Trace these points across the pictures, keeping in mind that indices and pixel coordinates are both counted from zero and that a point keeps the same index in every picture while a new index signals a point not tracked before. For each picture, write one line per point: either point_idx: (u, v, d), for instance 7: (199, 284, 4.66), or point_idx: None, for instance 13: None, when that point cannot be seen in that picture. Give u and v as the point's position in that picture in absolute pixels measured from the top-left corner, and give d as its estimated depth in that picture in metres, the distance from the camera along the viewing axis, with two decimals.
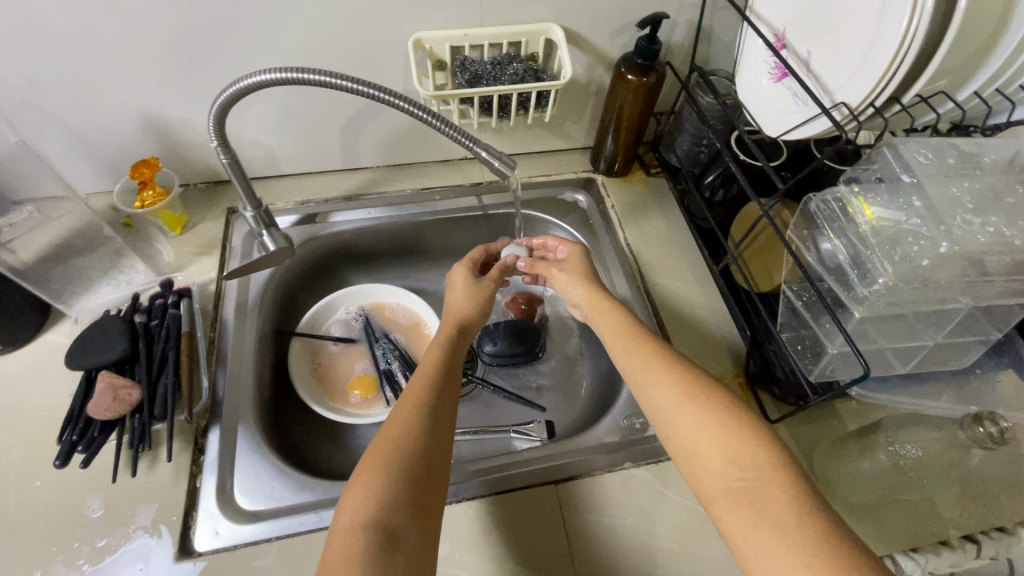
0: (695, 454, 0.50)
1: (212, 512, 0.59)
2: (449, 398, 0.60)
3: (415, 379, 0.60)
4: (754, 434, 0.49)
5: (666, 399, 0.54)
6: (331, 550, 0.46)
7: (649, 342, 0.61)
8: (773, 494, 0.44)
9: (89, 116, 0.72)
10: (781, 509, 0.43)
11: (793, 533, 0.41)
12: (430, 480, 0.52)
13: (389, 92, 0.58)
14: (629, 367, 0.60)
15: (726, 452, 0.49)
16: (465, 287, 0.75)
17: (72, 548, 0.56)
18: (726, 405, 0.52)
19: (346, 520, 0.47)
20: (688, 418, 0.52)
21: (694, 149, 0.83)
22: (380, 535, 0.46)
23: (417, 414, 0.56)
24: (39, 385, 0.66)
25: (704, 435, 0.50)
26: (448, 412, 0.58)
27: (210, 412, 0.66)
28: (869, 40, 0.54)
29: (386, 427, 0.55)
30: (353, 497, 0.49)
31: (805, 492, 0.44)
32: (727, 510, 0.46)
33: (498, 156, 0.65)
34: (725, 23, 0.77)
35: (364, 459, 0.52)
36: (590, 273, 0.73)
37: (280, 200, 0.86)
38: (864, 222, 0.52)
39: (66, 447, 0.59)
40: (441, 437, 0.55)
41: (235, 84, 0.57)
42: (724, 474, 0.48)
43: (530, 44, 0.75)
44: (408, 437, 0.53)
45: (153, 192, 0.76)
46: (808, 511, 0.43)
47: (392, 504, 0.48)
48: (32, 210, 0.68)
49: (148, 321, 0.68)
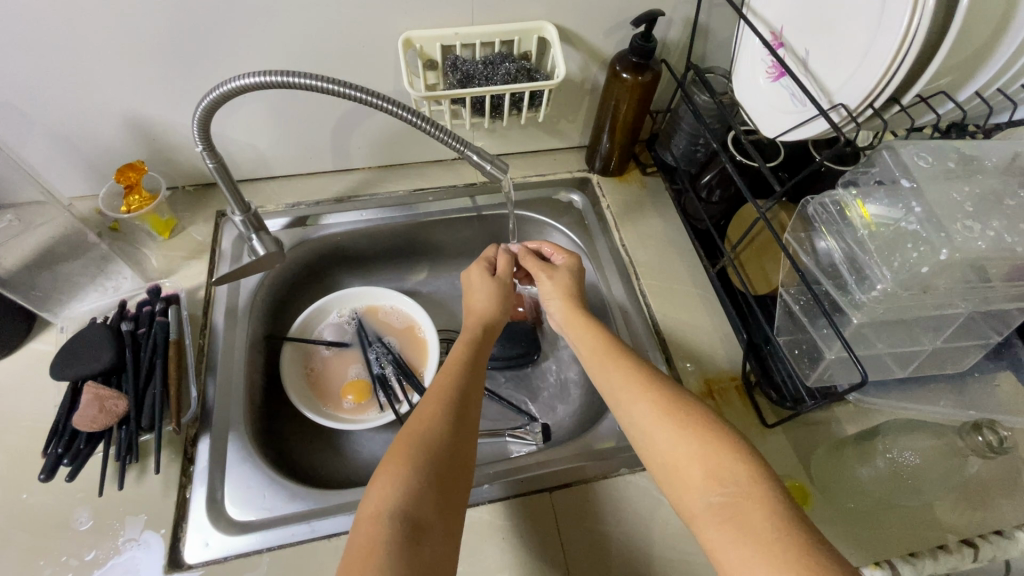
0: (675, 471, 0.50)
1: (203, 523, 0.59)
2: (473, 396, 0.59)
3: (440, 375, 0.60)
4: (733, 448, 0.48)
5: (644, 414, 0.54)
6: (355, 539, 0.45)
7: (626, 356, 0.61)
8: (753, 509, 0.44)
9: (71, 119, 0.70)
10: (762, 525, 0.42)
11: (775, 548, 0.40)
12: (455, 473, 0.52)
13: (377, 95, 0.57)
14: (608, 382, 0.59)
15: (705, 467, 0.48)
16: (484, 287, 0.73)
17: (59, 562, 0.55)
18: (703, 418, 0.52)
19: (371, 509, 0.47)
20: (667, 433, 0.52)
21: (691, 148, 0.82)
22: (407, 526, 0.46)
23: (442, 410, 0.55)
24: (26, 395, 0.65)
25: (683, 450, 0.50)
26: (473, 409, 0.58)
27: (199, 421, 0.65)
28: (869, 40, 0.53)
29: (412, 421, 0.54)
30: (377, 488, 0.48)
31: (783, 504, 0.43)
32: (708, 526, 0.45)
33: (490, 159, 0.63)
34: (722, 19, 0.75)
35: (390, 450, 0.51)
36: (575, 286, 0.72)
37: (270, 202, 0.84)
38: (862, 226, 0.52)
39: (51, 460, 0.58)
40: (466, 433, 0.55)
41: (219, 88, 0.55)
42: (705, 489, 0.47)
43: (523, 43, 0.74)
44: (434, 431, 0.53)
45: (139, 196, 0.75)
46: (788, 525, 0.42)
47: (419, 495, 0.48)
48: (12, 217, 0.67)
49: (135, 329, 0.67)
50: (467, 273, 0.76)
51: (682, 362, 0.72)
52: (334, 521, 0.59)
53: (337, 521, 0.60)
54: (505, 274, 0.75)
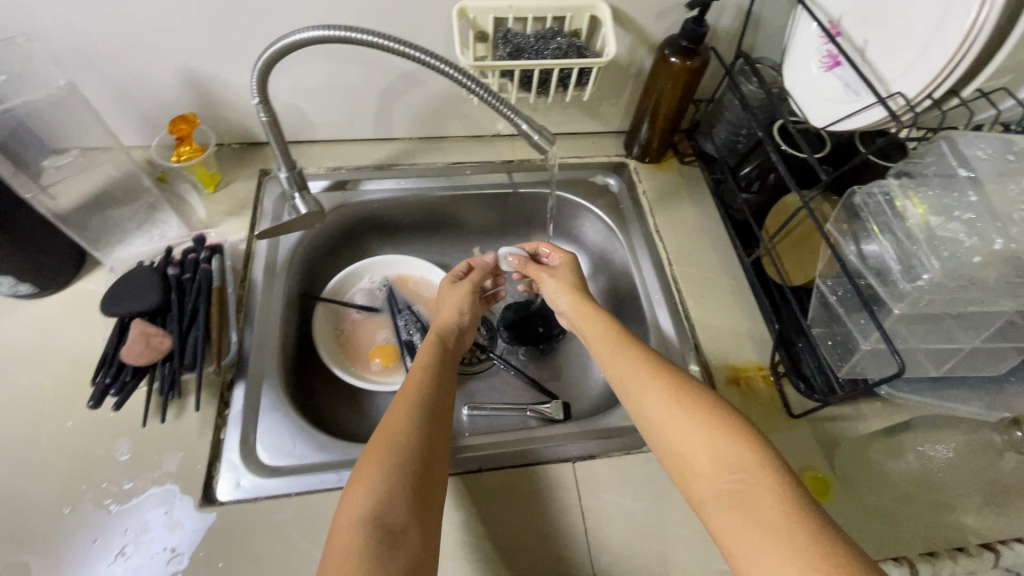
0: (684, 460, 0.50)
1: (235, 464, 0.60)
2: (445, 397, 0.60)
3: (409, 380, 0.60)
4: (739, 437, 0.49)
5: (653, 405, 0.55)
6: (332, 547, 0.46)
7: (632, 347, 0.61)
8: (761, 495, 0.44)
9: (131, 69, 0.72)
10: (770, 513, 0.43)
11: (784, 536, 0.41)
12: (429, 476, 0.52)
13: (435, 57, 0.57)
14: (615, 374, 0.60)
15: (713, 456, 0.49)
16: (447, 296, 0.74)
17: (101, 488, 0.58)
18: (708, 412, 0.52)
19: (346, 517, 0.47)
20: (675, 424, 0.52)
21: (732, 138, 0.82)
22: (379, 531, 0.46)
23: (413, 413, 0.55)
24: (73, 330, 0.67)
25: (693, 438, 0.51)
26: (443, 412, 0.58)
27: (236, 366, 0.67)
28: (934, 29, 0.52)
29: (382, 426, 0.54)
30: (352, 495, 0.49)
31: (792, 492, 0.44)
32: (717, 514, 0.46)
33: (539, 129, 0.63)
34: (776, 9, 0.75)
35: (364, 457, 0.52)
36: (579, 281, 0.74)
37: (312, 164, 0.86)
38: (913, 217, 0.51)
39: (99, 390, 0.61)
40: (437, 435, 0.55)
41: (283, 40, 0.56)
42: (714, 478, 0.48)
43: (575, 20, 0.74)
44: (406, 436, 0.53)
45: (190, 148, 0.76)
46: (796, 510, 0.43)
47: (392, 499, 0.48)
48: (78, 153, 0.69)
49: (180, 274, 0.69)
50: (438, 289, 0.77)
51: (708, 349, 0.72)
52: None
53: None
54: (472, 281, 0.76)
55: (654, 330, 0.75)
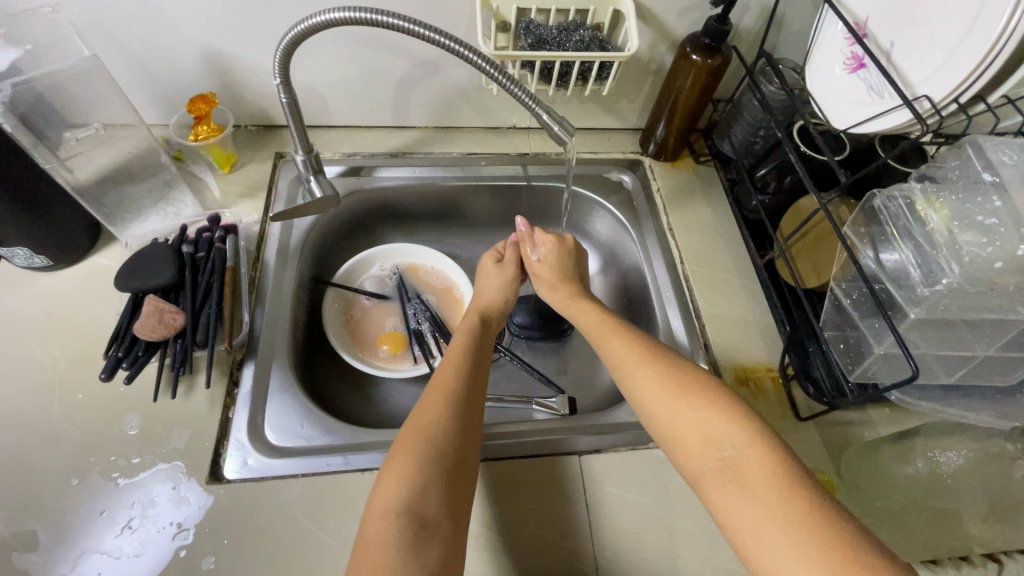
0: (677, 436, 0.51)
1: (242, 443, 0.61)
2: (477, 384, 0.60)
3: (439, 369, 0.60)
4: (734, 414, 0.50)
5: (648, 385, 0.55)
6: (366, 538, 0.46)
7: (625, 330, 0.62)
8: (757, 468, 0.45)
9: (153, 47, 0.72)
10: (766, 485, 0.44)
11: (778, 505, 0.43)
12: (463, 464, 0.52)
13: (459, 42, 0.56)
14: (610, 353, 0.60)
15: (707, 433, 0.49)
16: (495, 274, 0.77)
17: (108, 461, 0.58)
18: (705, 388, 0.53)
19: (379, 507, 0.48)
20: (670, 402, 0.53)
21: (749, 139, 0.81)
22: (413, 521, 0.46)
23: (445, 401, 0.55)
24: (87, 304, 0.68)
25: (682, 417, 0.51)
26: (476, 398, 0.58)
27: (246, 347, 0.67)
28: (962, 35, 0.52)
29: (415, 415, 0.54)
30: (383, 487, 0.49)
31: (789, 466, 0.45)
32: (714, 486, 0.47)
33: (559, 120, 0.62)
34: (800, 9, 0.75)
35: (395, 447, 0.52)
36: (569, 267, 0.75)
37: (328, 149, 0.86)
38: (934, 221, 0.51)
39: (111, 362, 0.61)
40: (471, 422, 0.55)
41: (306, 20, 0.56)
42: (706, 453, 0.49)
43: (597, 14, 0.73)
44: (438, 426, 0.53)
45: (208, 127, 0.77)
46: (788, 482, 0.44)
47: (424, 490, 0.48)
48: (98, 126, 0.69)
49: (195, 253, 0.69)
50: (480, 265, 0.79)
51: (718, 349, 0.72)
52: (367, 457, 0.61)
53: (371, 456, 0.61)
54: (512, 258, 0.78)
55: (665, 328, 0.75)
